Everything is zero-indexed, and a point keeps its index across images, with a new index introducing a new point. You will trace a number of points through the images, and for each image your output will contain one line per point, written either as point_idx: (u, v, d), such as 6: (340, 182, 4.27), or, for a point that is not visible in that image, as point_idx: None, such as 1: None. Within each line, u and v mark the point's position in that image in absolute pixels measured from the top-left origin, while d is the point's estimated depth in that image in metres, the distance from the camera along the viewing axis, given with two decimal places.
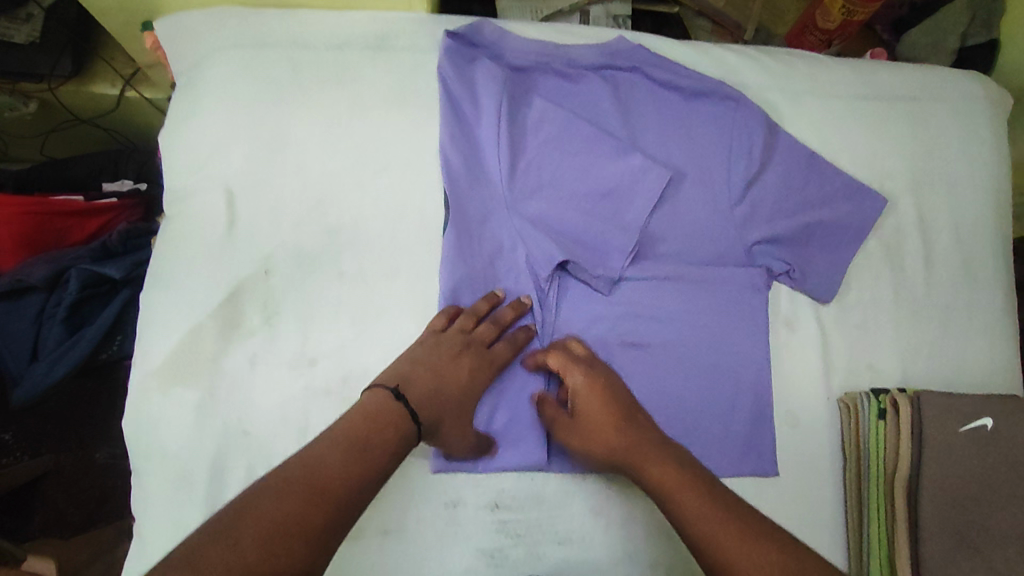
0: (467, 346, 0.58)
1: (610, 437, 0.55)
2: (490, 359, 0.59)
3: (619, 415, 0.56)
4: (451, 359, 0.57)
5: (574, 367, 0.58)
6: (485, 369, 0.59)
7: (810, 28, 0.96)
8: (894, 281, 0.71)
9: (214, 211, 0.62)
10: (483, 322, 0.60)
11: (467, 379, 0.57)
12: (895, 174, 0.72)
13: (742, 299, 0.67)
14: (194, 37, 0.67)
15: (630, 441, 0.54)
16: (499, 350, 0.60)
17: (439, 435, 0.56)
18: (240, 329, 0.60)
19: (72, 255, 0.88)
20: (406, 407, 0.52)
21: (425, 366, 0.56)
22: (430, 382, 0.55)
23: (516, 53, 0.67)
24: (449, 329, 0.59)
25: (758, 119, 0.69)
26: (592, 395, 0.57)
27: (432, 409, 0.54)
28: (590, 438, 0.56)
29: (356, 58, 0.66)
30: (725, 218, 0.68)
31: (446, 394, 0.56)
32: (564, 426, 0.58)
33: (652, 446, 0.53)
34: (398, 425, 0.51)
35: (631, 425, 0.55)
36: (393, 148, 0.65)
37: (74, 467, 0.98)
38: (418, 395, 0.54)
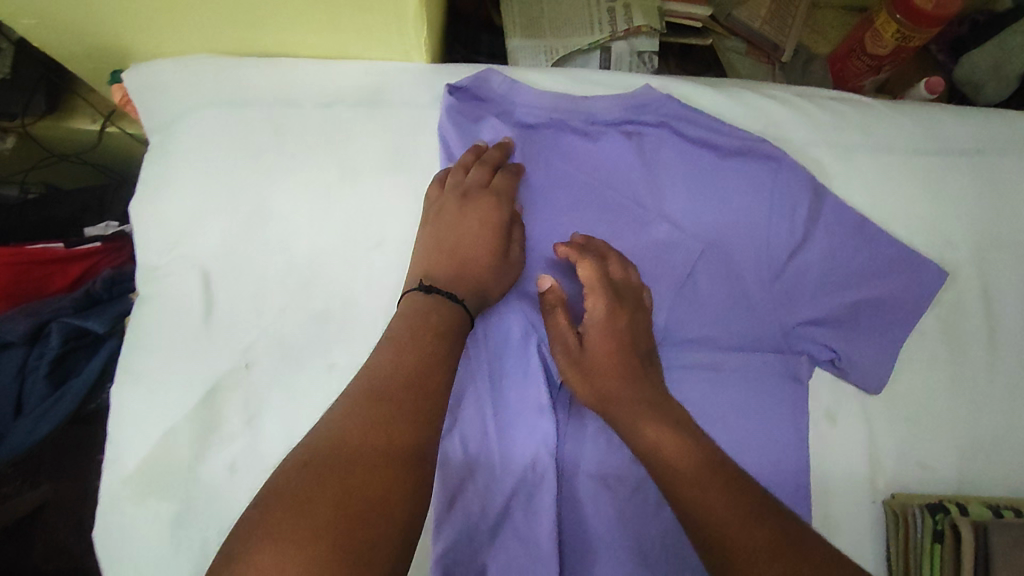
0: (465, 197, 0.55)
1: (605, 376, 0.53)
2: (497, 195, 0.56)
3: (631, 357, 0.53)
4: (456, 218, 0.55)
5: (599, 294, 0.54)
6: (491, 207, 0.55)
7: (858, 52, 0.86)
8: (951, 364, 0.63)
9: (188, 295, 0.56)
10: (474, 167, 0.57)
11: (478, 223, 0.54)
12: (956, 242, 0.64)
13: (779, 389, 0.60)
14: (164, 91, 0.59)
15: (637, 391, 0.51)
16: (497, 182, 0.57)
17: (492, 290, 0.54)
18: (219, 432, 0.55)
19: (52, 306, 0.83)
20: (442, 293, 0.50)
21: (446, 250, 0.54)
22: (449, 254, 0.53)
23: (527, 109, 0.60)
24: (444, 193, 0.56)
25: (802, 183, 0.61)
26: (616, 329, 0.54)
27: (466, 276, 0.53)
28: (590, 372, 0.53)
29: (347, 117, 0.59)
30: (763, 296, 0.60)
31: (471, 252, 0.54)
32: (567, 346, 0.54)
33: (650, 411, 0.50)
34: (442, 308, 0.50)
35: (640, 372, 0.53)
36: (387, 221, 0.58)
37: (74, 497, 0.95)
38: (447, 278, 0.52)
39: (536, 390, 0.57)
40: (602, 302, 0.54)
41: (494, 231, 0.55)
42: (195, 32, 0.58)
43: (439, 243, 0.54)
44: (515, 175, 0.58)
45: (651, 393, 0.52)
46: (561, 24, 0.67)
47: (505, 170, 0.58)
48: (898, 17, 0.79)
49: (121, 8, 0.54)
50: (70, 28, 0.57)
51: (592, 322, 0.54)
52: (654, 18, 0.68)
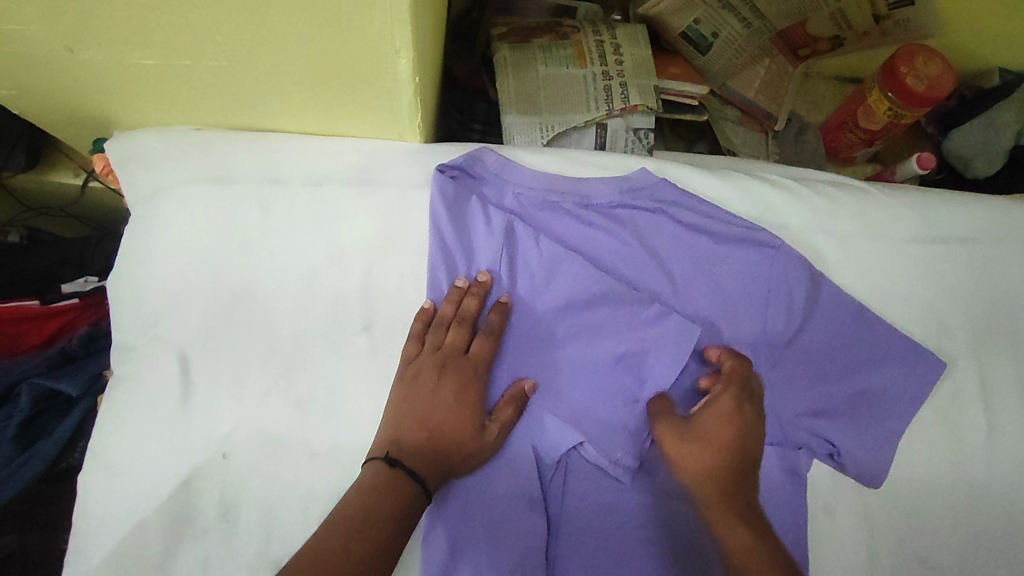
0: (442, 364, 0.55)
1: (711, 470, 0.52)
2: (473, 365, 0.56)
3: (737, 455, 0.53)
4: (430, 392, 0.54)
5: (728, 380, 0.56)
6: (466, 383, 0.55)
7: (849, 125, 0.87)
8: (951, 456, 0.61)
9: (165, 382, 0.53)
10: (452, 325, 0.55)
11: (454, 398, 0.55)
12: (952, 330, 0.63)
13: (775, 482, 0.58)
14: (147, 165, 0.58)
15: (728, 482, 0.52)
16: (475, 349, 0.56)
17: (459, 471, 0.53)
18: (192, 526, 0.51)
19: (26, 366, 0.80)
20: (404, 467, 0.50)
21: (421, 422, 0.53)
22: (420, 426, 0.53)
23: (521, 189, 0.60)
24: (422, 351, 0.55)
25: (800, 269, 0.60)
26: (716, 424, 0.54)
27: (438, 454, 0.52)
28: (700, 456, 0.53)
29: (337, 196, 0.57)
30: (760, 387, 0.59)
31: (445, 432, 0.53)
32: (682, 441, 0.54)
33: (738, 506, 0.51)
34: (399, 491, 0.49)
35: (742, 470, 0.53)
36: (374, 304, 0.56)
37: (38, 551, 0.87)
38: (413, 449, 0.51)
39: (527, 481, 0.55)
40: (729, 385, 0.56)
41: (469, 415, 0.54)
42: (180, 105, 0.56)
43: (408, 412, 0.53)
44: (498, 332, 0.57)
45: (740, 487, 0.52)
46: (557, 101, 0.67)
47: (484, 325, 0.57)
48: (889, 95, 0.80)
49: (101, 80, 0.52)
50: (52, 96, 0.56)
51: (709, 400, 0.56)
52: (650, 96, 0.67)
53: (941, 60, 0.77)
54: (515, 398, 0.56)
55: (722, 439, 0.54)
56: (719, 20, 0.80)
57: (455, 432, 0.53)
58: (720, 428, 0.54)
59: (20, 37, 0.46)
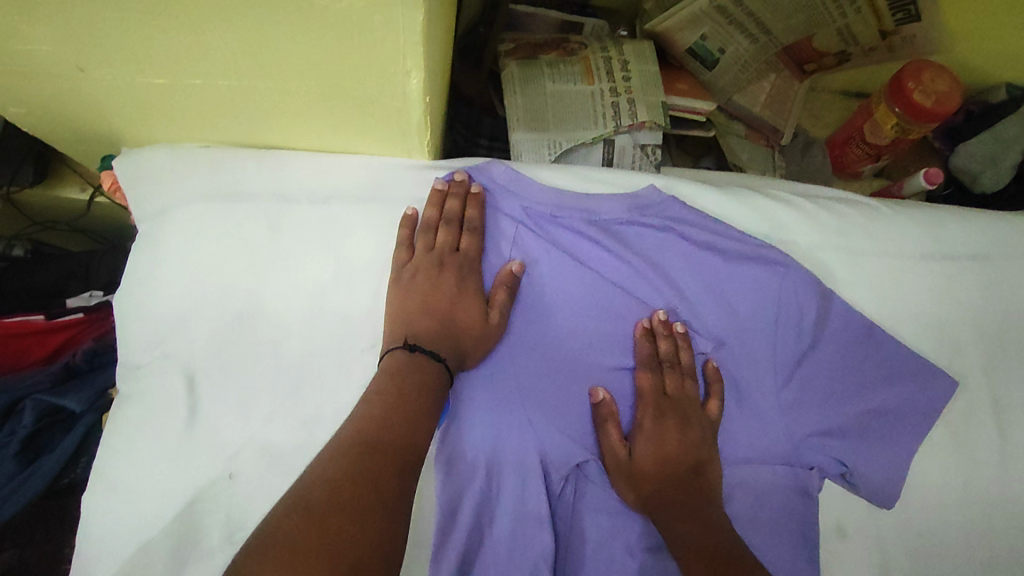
0: (440, 262, 0.56)
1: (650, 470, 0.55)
2: (471, 257, 0.57)
3: (677, 470, 0.55)
4: (434, 281, 0.55)
5: (651, 372, 0.57)
6: (468, 281, 0.56)
7: (856, 140, 0.87)
8: (964, 477, 0.60)
9: (170, 400, 0.53)
10: (440, 226, 0.57)
11: (456, 288, 0.56)
12: (963, 349, 0.63)
13: (789, 504, 0.57)
14: (156, 183, 0.58)
15: (678, 493, 0.54)
16: (466, 241, 0.57)
17: (474, 355, 0.55)
18: (197, 547, 0.51)
19: (28, 381, 0.79)
20: (426, 354, 0.51)
21: (429, 310, 0.54)
22: (430, 315, 0.54)
23: (529, 205, 0.59)
24: (418, 251, 0.56)
25: (809, 287, 0.59)
26: (664, 436, 0.56)
27: (448, 335, 0.54)
28: (637, 471, 0.55)
29: (345, 212, 0.57)
30: (771, 406, 0.58)
31: (452, 318, 0.55)
32: (615, 455, 0.55)
33: (693, 515, 0.53)
34: (426, 370, 0.51)
35: (690, 483, 0.55)
36: (382, 322, 0.56)
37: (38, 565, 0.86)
38: (427, 342, 0.53)
39: (535, 502, 0.54)
40: (648, 379, 0.57)
41: (471, 300, 0.55)
42: (190, 124, 0.56)
43: (417, 303, 0.54)
44: (481, 225, 0.58)
45: (693, 498, 0.54)
46: (565, 118, 0.67)
47: (472, 224, 0.57)
48: (897, 110, 0.80)
49: (112, 99, 0.52)
50: (62, 115, 0.56)
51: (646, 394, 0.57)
52: (658, 113, 0.67)
53: (949, 77, 0.77)
54: (507, 281, 0.57)
55: (663, 453, 0.56)
56: (726, 35, 0.79)
57: (466, 321, 0.55)
58: (660, 441, 0.56)
59: (32, 57, 0.46)
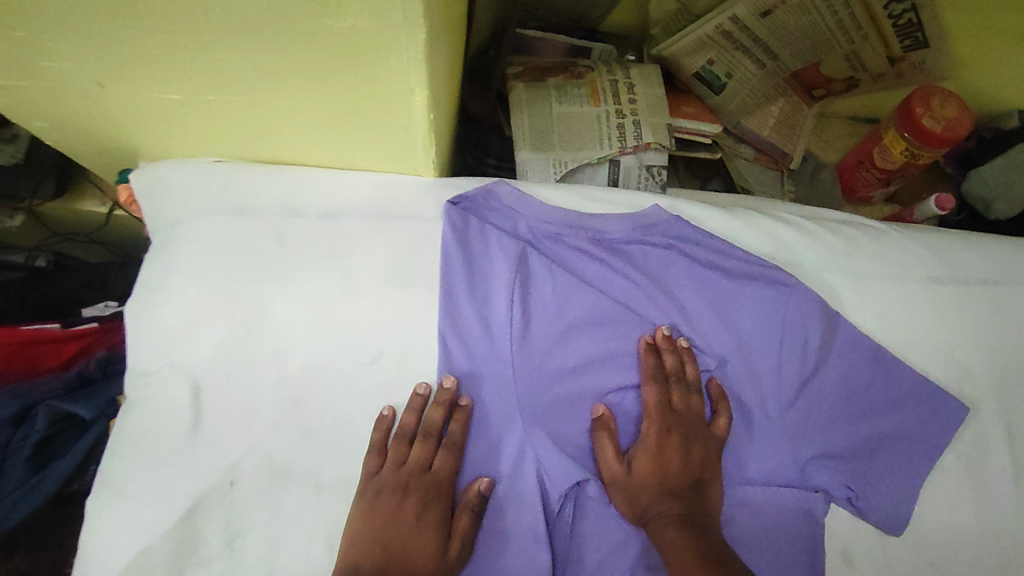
0: (406, 484, 0.53)
1: (645, 487, 0.54)
2: (434, 521, 0.53)
3: (676, 483, 0.54)
4: (394, 510, 0.52)
5: (654, 385, 0.57)
6: (431, 541, 0.52)
7: (866, 164, 0.87)
8: (978, 507, 0.59)
9: (175, 409, 0.54)
10: (417, 440, 0.55)
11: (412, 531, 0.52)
12: (975, 374, 0.61)
13: (796, 530, 0.56)
14: (171, 195, 0.59)
15: (677, 505, 0.53)
16: (439, 463, 0.55)
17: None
18: (195, 554, 0.51)
19: (44, 388, 0.81)
20: None
21: (389, 548, 0.51)
22: (382, 545, 0.51)
23: (533, 221, 0.60)
24: (385, 472, 0.54)
25: (814, 309, 0.59)
26: (665, 447, 0.56)
27: (397, 574, 0.50)
28: (637, 482, 0.54)
29: (350, 226, 0.58)
30: (774, 428, 0.58)
31: (406, 551, 0.51)
32: (615, 466, 0.55)
33: (691, 529, 0.51)
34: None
35: (690, 499, 0.54)
36: (386, 335, 0.56)
37: None
38: (371, 569, 0.49)
39: (534, 515, 0.54)
40: (651, 392, 0.57)
41: (431, 529, 0.52)
42: (204, 139, 0.58)
43: (374, 533, 0.51)
44: (461, 448, 0.55)
45: (691, 510, 0.53)
46: (571, 138, 0.68)
47: (445, 455, 0.55)
48: (906, 135, 0.80)
49: (133, 115, 0.54)
50: (82, 129, 0.58)
51: (648, 408, 0.57)
52: (663, 133, 0.68)
53: (958, 103, 0.77)
54: (472, 504, 0.53)
55: (663, 465, 0.55)
56: (732, 61, 0.80)
57: (417, 553, 0.51)
58: (661, 452, 0.55)
59: (52, 72, 0.48)
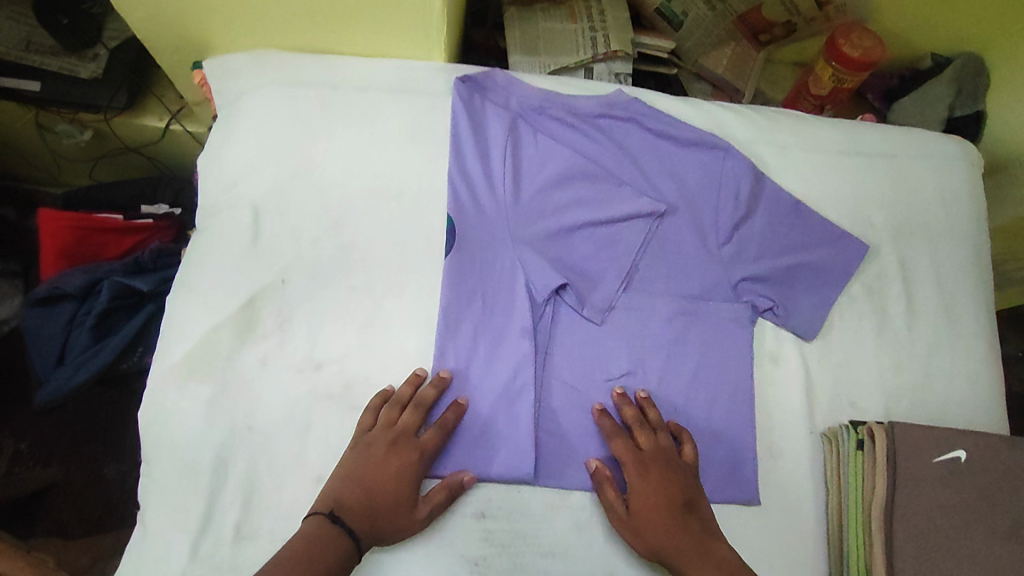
0: (394, 442, 0.61)
1: (653, 505, 0.61)
2: (412, 474, 0.61)
3: (677, 511, 0.61)
4: (381, 462, 0.60)
5: (645, 440, 0.64)
6: (406, 496, 0.60)
7: (803, 94, 1.04)
8: (877, 324, 0.73)
9: (239, 226, 0.68)
10: (407, 408, 0.63)
11: (396, 477, 0.60)
12: (876, 226, 0.77)
13: (729, 333, 0.71)
14: (236, 74, 0.75)
15: (687, 539, 0.59)
16: (429, 437, 0.62)
17: (390, 532, 0.59)
18: (254, 332, 0.65)
19: (107, 268, 0.94)
20: (342, 526, 0.56)
21: (368, 492, 0.59)
22: (363, 487, 0.59)
23: (521, 98, 0.75)
24: (377, 428, 0.62)
25: (743, 166, 0.75)
26: (650, 492, 0.61)
27: (371, 518, 0.58)
28: (648, 523, 0.60)
29: (378, 98, 0.74)
30: (713, 257, 0.72)
31: (382, 501, 0.59)
32: (621, 514, 0.61)
33: (702, 556, 0.58)
34: (337, 543, 0.56)
35: (687, 520, 0.60)
36: (405, 179, 0.72)
37: (83, 479, 1.04)
38: (353, 508, 0.58)
39: (521, 313, 0.68)
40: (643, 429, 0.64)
41: (406, 491, 0.60)
42: (267, 30, 0.74)
43: (358, 479, 0.59)
44: (450, 428, 0.63)
45: (696, 531, 0.60)
46: (554, 47, 0.84)
47: (438, 424, 0.63)
48: (833, 64, 0.96)
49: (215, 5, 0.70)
50: (170, 20, 0.73)
51: (643, 459, 0.63)
52: (628, 45, 0.84)
53: (873, 36, 0.94)
54: (447, 482, 0.61)
55: (661, 501, 0.61)
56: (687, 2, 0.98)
57: (392, 501, 0.59)
58: (657, 493, 0.61)
59: None
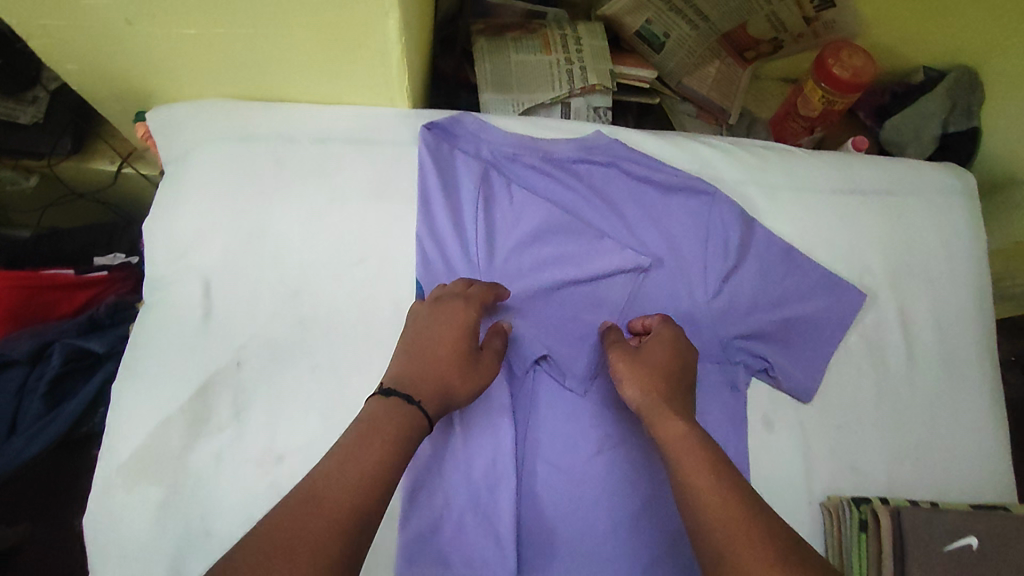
0: (438, 300, 0.59)
1: (654, 380, 0.57)
2: (468, 323, 0.57)
3: (676, 377, 0.58)
4: (429, 321, 0.57)
5: (664, 325, 0.63)
6: (468, 346, 0.57)
7: (792, 115, 0.98)
8: (876, 379, 0.70)
9: (190, 304, 0.63)
10: (448, 285, 0.61)
11: (451, 327, 0.57)
12: (873, 269, 0.72)
13: (721, 397, 0.66)
14: (181, 129, 0.68)
15: (674, 400, 0.56)
16: (476, 290, 0.60)
17: (462, 382, 0.55)
18: (208, 424, 0.60)
19: (58, 330, 0.89)
20: (400, 394, 0.51)
21: (422, 350, 0.55)
22: (418, 350, 0.55)
23: (493, 145, 0.70)
24: (422, 301, 0.60)
25: (732, 213, 0.70)
26: (650, 364, 0.58)
27: (433, 378, 0.54)
28: (648, 365, 0.58)
29: (338, 151, 0.68)
30: (702, 314, 0.68)
31: (440, 355, 0.55)
32: (622, 352, 0.61)
33: (693, 430, 0.53)
34: (402, 409, 0.51)
35: (679, 395, 0.57)
36: (370, 242, 0.66)
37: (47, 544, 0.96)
38: (410, 376, 0.54)
39: (498, 388, 0.63)
40: (664, 323, 0.63)
41: (466, 341, 0.56)
42: (210, 80, 0.67)
43: (410, 346, 0.56)
44: (498, 288, 0.62)
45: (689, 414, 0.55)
46: (527, 83, 0.78)
47: (485, 285, 0.62)
48: (823, 85, 0.90)
49: (151, 59, 0.63)
50: (103, 74, 0.66)
51: (658, 341, 0.61)
52: (607, 78, 0.78)
53: (864, 53, 0.89)
54: (502, 332, 0.61)
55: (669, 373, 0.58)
56: (669, 22, 0.92)
57: (451, 352, 0.55)
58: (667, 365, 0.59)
59: (87, 12, 0.56)
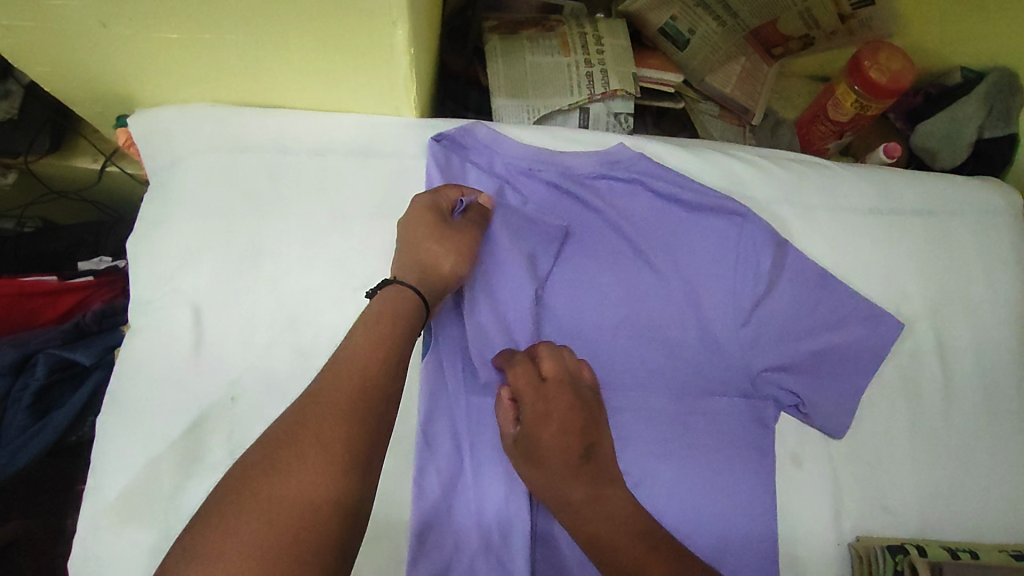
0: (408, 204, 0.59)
1: (555, 466, 0.54)
2: (435, 212, 0.58)
3: (579, 451, 0.55)
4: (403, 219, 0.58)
5: (553, 381, 0.56)
6: (442, 230, 0.57)
7: (821, 117, 0.92)
8: (910, 414, 0.66)
9: (179, 330, 0.58)
10: None
11: (418, 220, 0.57)
12: (910, 295, 0.68)
13: (747, 434, 0.62)
14: (168, 137, 0.63)
15: (584, 482, 0.54)
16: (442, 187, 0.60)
17: (445, 260, 0.56)
18: (201, 462, 0.55)
19: (41, 337, 0.83)
20: (387, 283, 0.53)
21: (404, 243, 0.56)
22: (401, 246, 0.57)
23: (507, 158, 0.65)
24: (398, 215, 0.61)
25: (763, 236, 0.64)
26: (546, 446, 0.55)
27: (419, 263, 0.55)
28: (545, 448, 0.55)
29: (339, 163, 0.63)
30: (729, 343, 0.63)
31: (417, 244, 0.56)
32: (517, 433, 0.56)
33: (591, 508, 0.53)
34: (393, 293, 0.52)
35: (585, 467, 0.54)
36: (373, 264, 0.61)
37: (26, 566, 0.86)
38: (399, 267, 0.55)
39: None
40: (552, 380, 0.56)
41: (436, 225, 0.57)
42: (199, 83, 0.61)
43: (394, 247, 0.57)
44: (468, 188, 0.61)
45: (594, 479, 0.54)
46: (543, 87, 0.73)
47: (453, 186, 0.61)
48: (856, 88, 0.85)
49: (133, 61, 0.57)
50: (81, 75, 0.60)
51: (548, 411, 0.55)
52: (628, 82, 0.73)
53: (902, 56, 0.83)
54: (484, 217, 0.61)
55: (566, 434, 0.55)
56: (693, 18, 0.87)
57: (426, 240, 0.56)
58: (562, 425, 0.55)
59: (59, 10, 0.50)
